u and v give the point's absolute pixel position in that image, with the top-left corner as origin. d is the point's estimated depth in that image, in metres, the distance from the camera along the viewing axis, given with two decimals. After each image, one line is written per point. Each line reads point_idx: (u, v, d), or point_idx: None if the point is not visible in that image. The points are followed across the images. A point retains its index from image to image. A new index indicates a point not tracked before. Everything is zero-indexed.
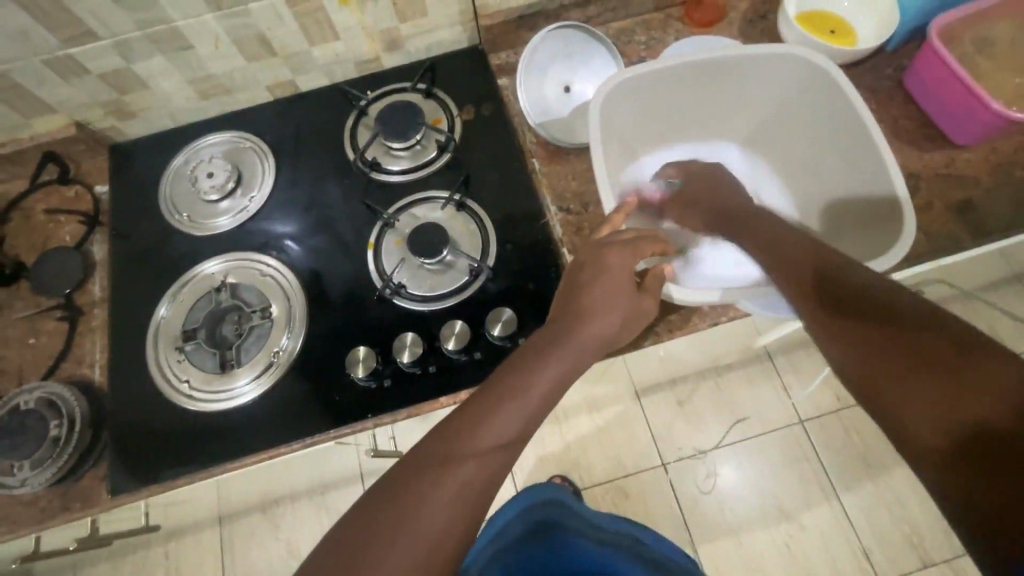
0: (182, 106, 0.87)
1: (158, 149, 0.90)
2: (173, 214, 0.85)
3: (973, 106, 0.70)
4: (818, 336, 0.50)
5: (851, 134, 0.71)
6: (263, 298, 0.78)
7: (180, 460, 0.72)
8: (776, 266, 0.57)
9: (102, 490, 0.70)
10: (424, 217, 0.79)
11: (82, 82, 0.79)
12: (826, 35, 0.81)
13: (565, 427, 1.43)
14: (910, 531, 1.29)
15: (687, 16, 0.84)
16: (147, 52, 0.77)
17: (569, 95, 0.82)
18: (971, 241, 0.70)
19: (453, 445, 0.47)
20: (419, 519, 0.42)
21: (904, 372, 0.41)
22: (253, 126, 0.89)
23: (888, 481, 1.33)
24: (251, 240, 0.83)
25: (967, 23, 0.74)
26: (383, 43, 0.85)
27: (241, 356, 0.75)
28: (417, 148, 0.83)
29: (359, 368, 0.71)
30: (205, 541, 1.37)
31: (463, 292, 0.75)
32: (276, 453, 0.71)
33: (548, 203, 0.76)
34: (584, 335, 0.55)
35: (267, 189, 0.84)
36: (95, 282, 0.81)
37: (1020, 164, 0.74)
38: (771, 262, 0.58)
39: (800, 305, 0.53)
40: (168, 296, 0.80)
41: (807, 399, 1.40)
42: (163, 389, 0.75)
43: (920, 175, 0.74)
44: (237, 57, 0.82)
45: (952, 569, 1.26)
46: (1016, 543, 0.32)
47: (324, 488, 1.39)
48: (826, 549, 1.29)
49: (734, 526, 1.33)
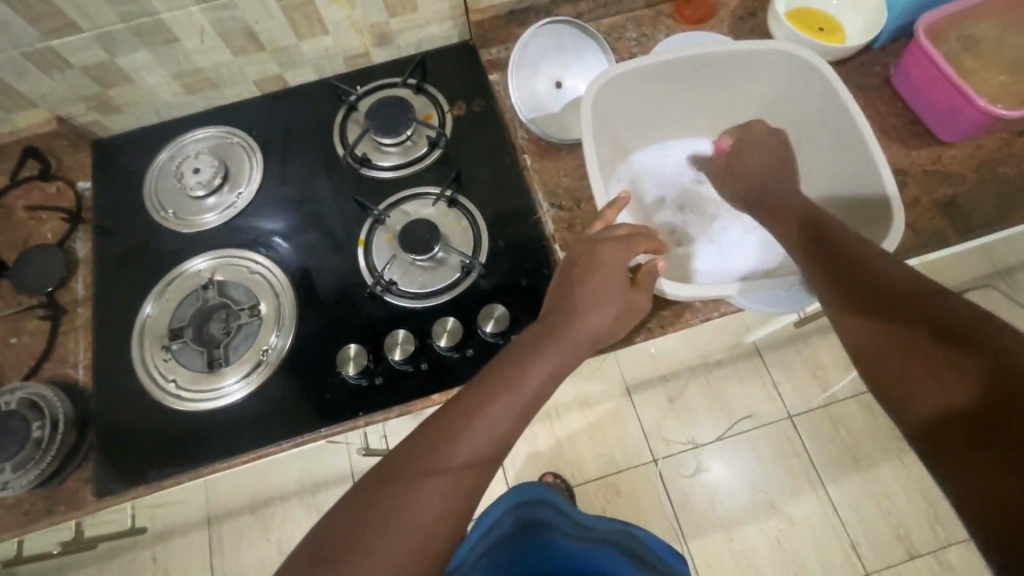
0: (168, 100, 0.86)
1: (143, 145, 0.88)
2: (159, 210, 0.83)
3: (958, 104, 0.71)
4: (838, 324, 0.54)
5: (842, 129, 0.72)
6: (251, 296, 0.77)
7: (168, 460, 0.71)
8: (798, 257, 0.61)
9: (87, 492, 0.69)
10: (415, 213, 0.79)
11: (64, 75, 0.77)
12: (815, 33, 0.82)
13: (556, 425, 1.43)
14: (896, 524, 1.31)
15: (677, 13, 0.84)
16: (131, 45, 0.76)
17: (561, 91, 0.81)
18: (957, 237, 0.71)
19: (444, 438, 0.46)
20: (412, 510, 0.42)
21: (916, 364, 0.46)
22: (240, 122, 0.88)
23: (875, 474, 1.35)
24: (239, 237, 0.81)
25: (952, 21, 0.75)
26: (373, 38, 0.84)
27: (229, 355, 0.74)
28: (408, 144, 0.82)
29: (350, 366, 0.70)
30: (192, 544, 1.35)
31: (455, 289, 0.74)
32: (267, 453, 0.70)
33: (540, 199, 0.76)
34: (576, 332, 0.55)
35: (255, 185, 0.83)
36: (78, 280, 0.80)
37: (1004, 161, 0.75)
38: (794, 251, 0.61)
39: (820, 293, 0.56)
40: (154, 294, 0.78)
41: (794, 393, 1.42)
42: (150, 389, 0.74)
43: (907, 171, 0.75)
44: (224, 51, 0.80)
45: (939, 560, 1.28)
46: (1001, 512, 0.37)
47: (314, 488, 1.38)
48: (815, 542, 1.31)
49: (724, 521, 1.34)
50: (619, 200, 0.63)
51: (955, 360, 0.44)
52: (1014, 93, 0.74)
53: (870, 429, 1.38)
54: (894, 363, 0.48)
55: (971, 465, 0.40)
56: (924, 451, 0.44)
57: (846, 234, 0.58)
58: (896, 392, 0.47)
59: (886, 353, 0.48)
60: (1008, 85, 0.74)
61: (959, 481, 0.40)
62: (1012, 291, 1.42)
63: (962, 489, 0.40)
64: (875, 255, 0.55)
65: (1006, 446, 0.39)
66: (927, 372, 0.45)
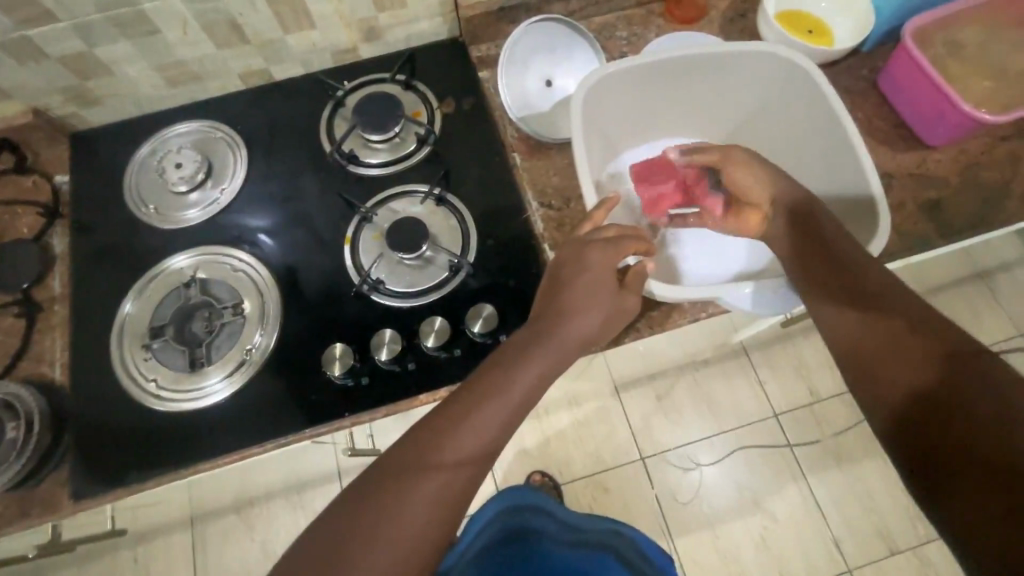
0: (149, 93, 0.84)
1: (123, 139, 0.86)
2: (139, 205, 0.81)
3: (943, 108, 0.72)
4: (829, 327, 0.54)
5: (829, 131, 0.72)
6: (235, 294, 0.76)
7: (148, 462, 0.69)
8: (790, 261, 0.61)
9: (64, 495, 0.67)
10: (403, 211, 0.78)
11: (40, 66, 0.75)
12: (804, 35, 0.82)
13: (544, 423, 1.43)
14: (878, 521, 1.33)
15: (668, 12, 0.83)
16: (111, 36, 0.74)
17: (551, 90, 0.81)
18: (941, 240, 0.72)
19: (430, 447, 0.46)
20: (397, 518, 0.42)
21: (895, 369, 0.46)
22: (225, 116, 0.86)
23: (857, 471, 1.37)
24: (223, 234, 0.80)
25: (938, 27, 0.76)
26: (360, 33, 0.83)
27: (212, 354, 0.73)
28: (396, 141, 0.81)
29: (336, 366, 0.69)
30: (174, 544, 1.33)
31: (443, 288, 0.73)
32: (249, 454, 0.69)
33: (530, 198, 0.75)
34: (566, 335, 0.55)
35: (239, 181, 0.82)
36: (55, 276, 0.78)
37: (988, 166, 0.76)
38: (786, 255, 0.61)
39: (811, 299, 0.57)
40: (133, 291, 0.77)
41: (780, 392, 1.43)
42: (129, 389, 0.72)
43: (893, 174, 0.76)
44: (207, 43, 0.78)
45: (919, 556, 1.30)
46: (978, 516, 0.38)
47: (300, 487, 1.36)
48: (799, 539, 1.33)
49: (710, 518, 1.35)
50: (610, 201, 0.63)
51: (929, 366, 0.44)
52: (998, 99, 0.75)
53: (854, 428, 1.40)
54: (882, 369, 0.47)
55: (954, 471, 0.40)
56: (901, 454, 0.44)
57: (835, 236, 0.58)
58: (878, 397, 0.47)
59: (869, 357, 0.49)
60: (992, 91, 0.75)
61: (940, 491, 0.40)
62: (993, 291, 1.45)
63: (943, 497, 0.40)
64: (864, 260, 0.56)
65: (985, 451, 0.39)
66: (909, 377, 0.45)
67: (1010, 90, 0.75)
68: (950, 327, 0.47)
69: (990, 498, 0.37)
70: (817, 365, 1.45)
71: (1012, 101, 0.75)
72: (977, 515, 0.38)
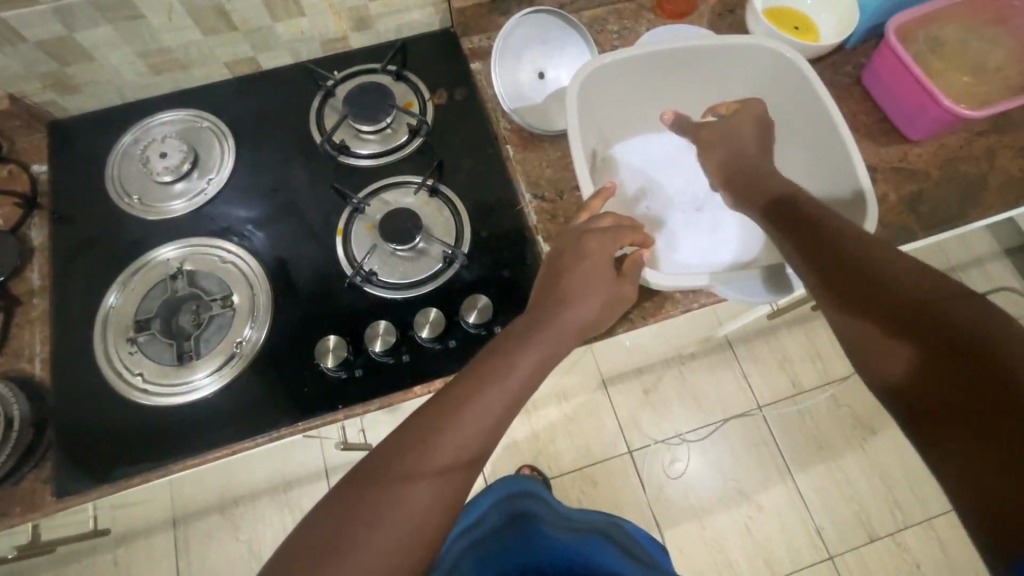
0: (132, 81, 0.82)
1: (104, 127, 0.84)
2: (122, 196, 0.79)
3: (926, 104, 0.74)
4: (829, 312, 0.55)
5: (819, 124, 0.74)
6: (223, 287, 0.74)
7: (134, 458, 0.68)
8: (775, 241, 0.62)
9: (45, 493, 0.65)
10: (396, 202, 0.77)
11: (18, 51, 0.72)
12: (791, 31, 0.84)
13: (533, 417, 1.43)
14: (858, 508, 1.36)
15: (658, 7, 0.84)
16: (92, 21, 0.72)
17: (544, 81, 0.81)
18: (922, 232, 0.74)
19: (427, 432, 0.46)
20: (394, 503, 0.42)
21: (888, 347, 0.47)
22: (210, 105, 0.84)
23: (839, 462, 1.40)
24: (210, 225, 0.78)
25: (921, 24, 0.78)
26: (351, 22, 0.82)
27: (200, 347, 0.71)
28: (388, 132, 0.80)
29: (328, 359, 0.68)
30: (155, 545, 1.30)
31: (437, 280, 0.73)
32: (240, 449, 0.67)
33: (523, 190, 0.75)
34: (562, 321, 0.55)
35: (227, 172, 0.80)
36: (33, 269, 0.75)
37: (966, 160, 0.78)
38: (784, 235, 0.61)
39: (807, 282, 0.57)
40: (117, 283, 0.74)
41: (763, 383, 1.46)
42: (115, 383, 0.70)
43: (876, 167, 0.78)
44: (193, 30, 0.77)
45: (896, 542, 1.34)
46: (990, 488, 0.38)
47: (286, 485, 1.35)
48: (782, 528, 1.35)
49: (697, 509, 1.37)
50: (606, 190, 0.64)
51: (918, 345, 0.45)
52: (975, 95, 0.77)
53: (835, 418, 1.43)
54: (874, 349, 0.48)
55: (961, 443, 0.40)
56: (912, 432, 0.44)
57: (827, 221, 0.59)
58: (876, 376, 0.48)
59: (863, 338, 0.49)
60: (970, 87, 0.78)
61: (951, 465, 0.41)
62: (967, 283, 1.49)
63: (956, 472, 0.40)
64: (858, 237, 0.56)
65: (990, 433, 0.39)
66: (903, 355, 0.46)
67: (986, 87, 0.78)
68: (943, 297, 0.47)
69: (999, 470, 0.38)
70: (799, 357, 1.48)
71: (989, 98, 0.77)
72: (989, 483, 0.38)
